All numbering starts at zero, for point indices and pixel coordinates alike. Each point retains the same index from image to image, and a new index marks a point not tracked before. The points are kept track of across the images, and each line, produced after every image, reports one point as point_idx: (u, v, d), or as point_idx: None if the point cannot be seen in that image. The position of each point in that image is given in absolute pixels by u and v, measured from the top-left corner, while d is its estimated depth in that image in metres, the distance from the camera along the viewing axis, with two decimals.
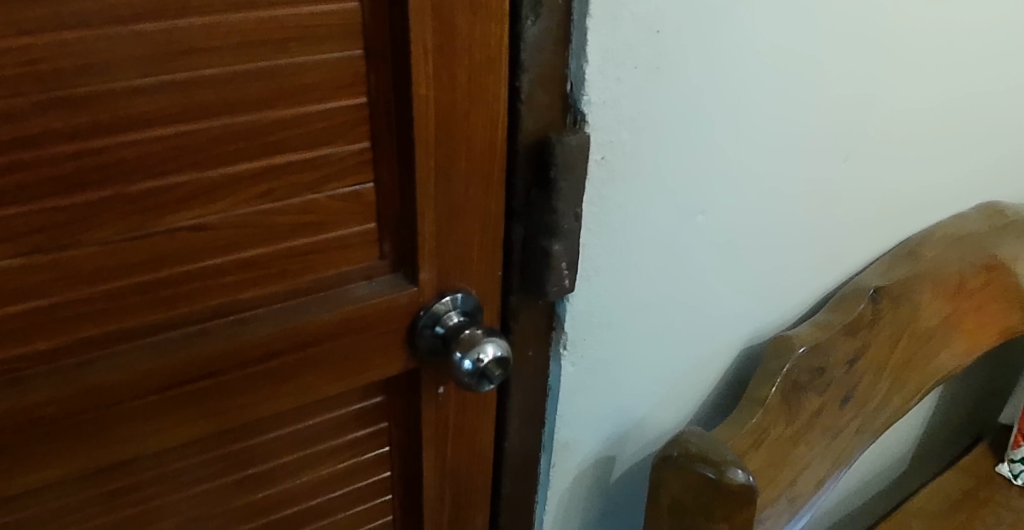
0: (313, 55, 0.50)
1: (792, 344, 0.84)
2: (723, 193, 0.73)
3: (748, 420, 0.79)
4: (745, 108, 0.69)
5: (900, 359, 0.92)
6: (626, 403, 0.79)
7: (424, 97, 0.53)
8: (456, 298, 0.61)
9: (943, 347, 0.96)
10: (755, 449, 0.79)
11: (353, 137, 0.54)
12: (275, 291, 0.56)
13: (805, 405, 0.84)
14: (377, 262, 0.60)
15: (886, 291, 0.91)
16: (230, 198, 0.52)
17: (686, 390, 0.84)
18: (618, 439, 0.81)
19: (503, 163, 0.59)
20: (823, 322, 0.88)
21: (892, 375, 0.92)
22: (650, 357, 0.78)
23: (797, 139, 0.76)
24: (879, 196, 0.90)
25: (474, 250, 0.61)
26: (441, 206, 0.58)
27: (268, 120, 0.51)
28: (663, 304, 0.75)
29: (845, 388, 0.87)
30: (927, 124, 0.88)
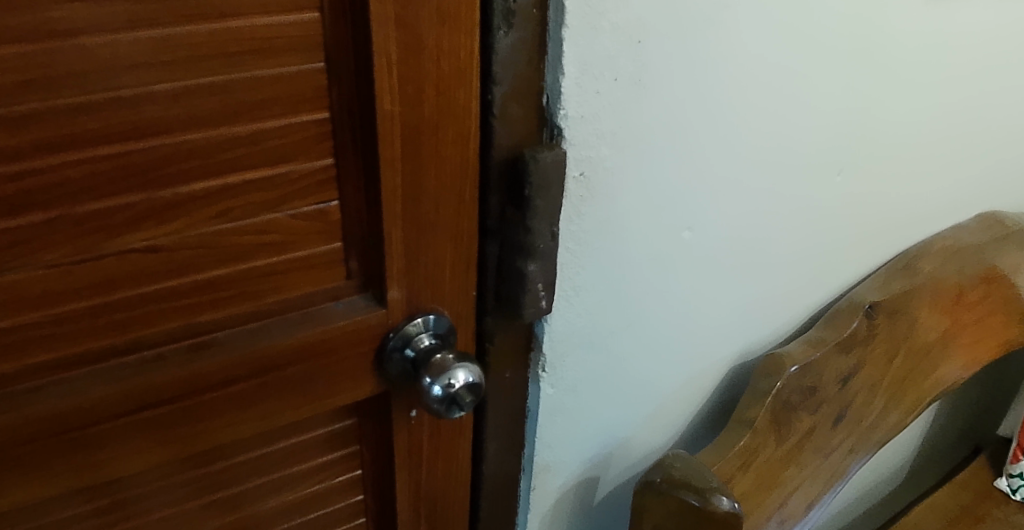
0: (270, 69, 0.47)
1: (783, 363, 0.82)
2: (711, 209, 0.70)
3: (737, 442, 0.77)
4: (733, 121, 0.66)
5: (897, 375, 0.89)
6: (610, 424, 0.77)
7: (388, 112, 0.50)
8: (428, 320, 0.59)
9: (942, 362, 0.93)
10: (743, 471, 0.77)
11: (316, 154, 0.51)
12: (236, 313, 0.54)
13: (795, 426, 0.81)
14: (344, 283, 0.57)
15: (882, 306, 0.88)
16: (185, 219, 0.49)
17: (673, 411, 0.82)
18: (601, 460, 0.78)
19: (476, 179, 0.56)
20: (816, 338, 0.85)
21: (889, 392, 0.89)
22: (634, 377, 0.75)
23: (788, 151, 0.73)
24: (874, 207, 0.87)
25: (445, 270, 0.58)
26: (409, 225, 0.55)
27: (225, 137, 0.48)
28: (647, 323, 0.72)
29: (838, 406, 0.85)
30: (923, 134, 0.86)
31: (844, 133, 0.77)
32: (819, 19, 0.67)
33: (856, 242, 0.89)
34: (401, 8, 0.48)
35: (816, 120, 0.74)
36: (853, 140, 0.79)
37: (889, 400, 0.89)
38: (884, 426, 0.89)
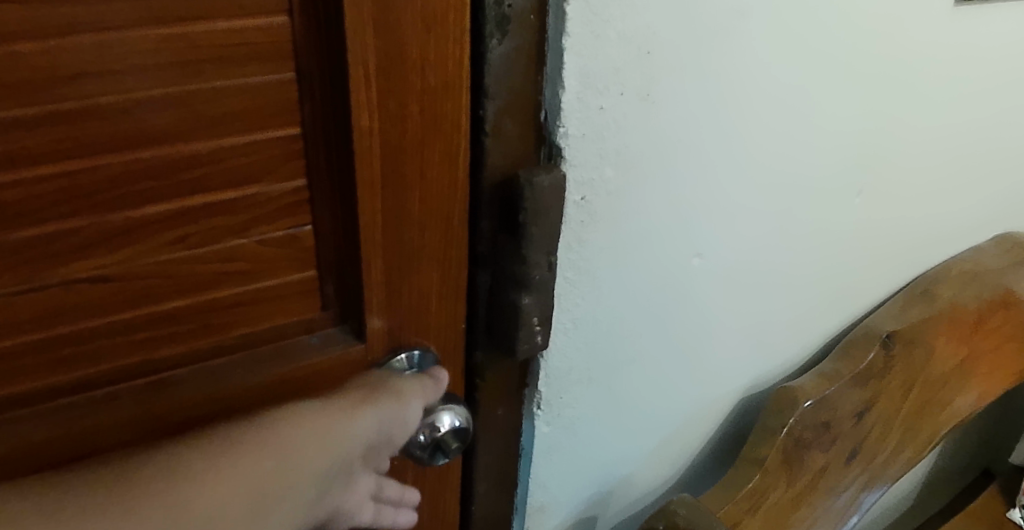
0: (232, 80, 0.42)
1: (795, 398, 0.77)
2: (722, 233, 0.65)
3: (747, 482, 0.73)
4: (745, 139, 0.61)
5: (914, 406, 0.84)
6: (611, 462, 0.71)
7: (366, 130, 0.45)
8: (412, 356, 0.54)
9: (959, 392, 0.87)
10: (752, 515, 0.73)
11: (286, 174, 0.46)
12: (198, 348, 0.48)
13: (808, 465, 0.76)
14: (319, 315, 0.52)
15: (901, 335, 0.83)
16: (138, 246, 0.44)
17: (678, 444, 0.77)
18: (600, 499, 0.73)
19: (465, 203, 0.51)
20: (828, 370, 0.81)
21: (905, 426, 0.83)
22: (637, 413, 0.70)
23: (803, 172, 0.68)
24: (893, 230, 0.82)
25: (431, 301, 0.53)
26: (391, 253, 0.50)
27: (183, 154, 0.43)
28: (651, 356, 0.67)
29: (851, 442, 0.79)
30: (945, 152, 0.80)
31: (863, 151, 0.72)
32: (838, 29, 0.62)
33: (872, 266, 0.83)
34: (380, 13, 0.43)
35: (833, 137, 0.68)
36: (870, 159, 0.73)
37: (903, 434, 0.84)
38: (899, 462, 0.83)
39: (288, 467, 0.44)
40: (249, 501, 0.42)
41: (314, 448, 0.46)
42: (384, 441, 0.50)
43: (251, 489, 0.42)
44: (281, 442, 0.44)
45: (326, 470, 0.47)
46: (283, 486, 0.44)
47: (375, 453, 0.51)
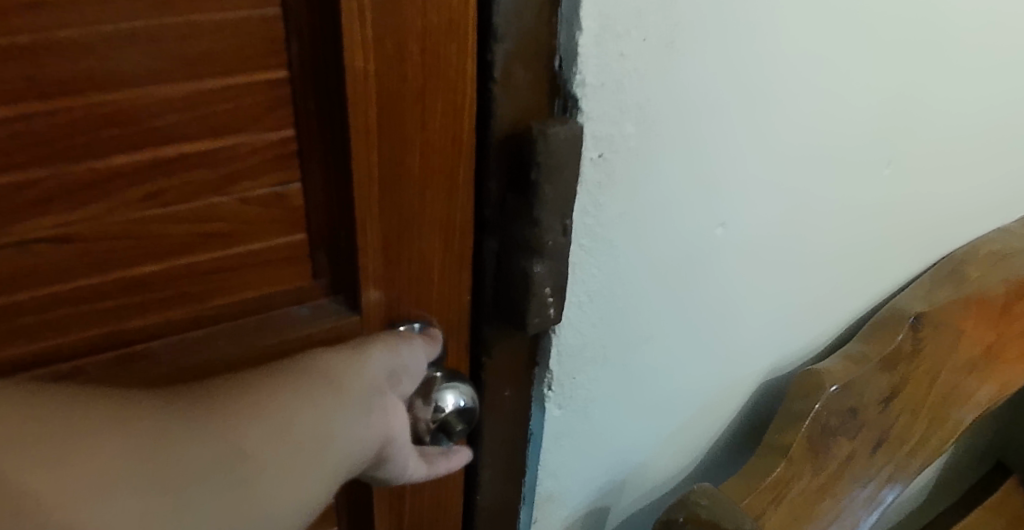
0: (210, 14, 0.37)
1: (821, 382, 0.73)
2: (747, 201, 0.60)
3: (772, 470, 0.70)
4: (775, 98, 0.56)
5: (939, 393, 0.77)
6: (626, 448, 0.67)
7: (360, 73, 0.40)
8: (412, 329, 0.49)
9: (985, 379, 0.80)
10: (778, 504, 0.68)
11: (271, 124, 0.41)
12: (174, 319, 0.44)
13: (833, 453, 0.71)
14: (310, 284, 0.47)
15: (928, 317, 0.78)
16: (104, 202, 0.39)
17: (696, 429, 0.72)
18: (614, 488, 0.69)
19: (472, 159, 0.46)
20: (856, 354, 0.77)
21: (931, 416, 0.76)
22: (655, 394, 0.66)
23: (832, 137, 0.63)
24: (925, 205, 0.77)
25: (433, 269, 0.48)
26: (388, 215, 0.45)
27: (154, 98, 0.38)
28: (669, 334, 0.62)
29: (876, 432, 0.74)
30: (982, 123, 0.75)
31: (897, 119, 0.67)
32: None
33: (900, 243, 0.78)
34: None
35: (866, 101, 0.63)
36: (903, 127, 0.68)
37: (932, 418, 0.76)
38: (926, 452, 0.77)
39: (340, 377, 0.42)
40: (309, 416, 0.40)
41: (357, 366, 0.43)
42: (411, 375, 0.47)
43: (310, 394, 0.41)
44: (326, 366, 0.42)
45: (377, 386, 0.44)
46: (338, 409, 0.42)
47: (405, 385, 0.47)
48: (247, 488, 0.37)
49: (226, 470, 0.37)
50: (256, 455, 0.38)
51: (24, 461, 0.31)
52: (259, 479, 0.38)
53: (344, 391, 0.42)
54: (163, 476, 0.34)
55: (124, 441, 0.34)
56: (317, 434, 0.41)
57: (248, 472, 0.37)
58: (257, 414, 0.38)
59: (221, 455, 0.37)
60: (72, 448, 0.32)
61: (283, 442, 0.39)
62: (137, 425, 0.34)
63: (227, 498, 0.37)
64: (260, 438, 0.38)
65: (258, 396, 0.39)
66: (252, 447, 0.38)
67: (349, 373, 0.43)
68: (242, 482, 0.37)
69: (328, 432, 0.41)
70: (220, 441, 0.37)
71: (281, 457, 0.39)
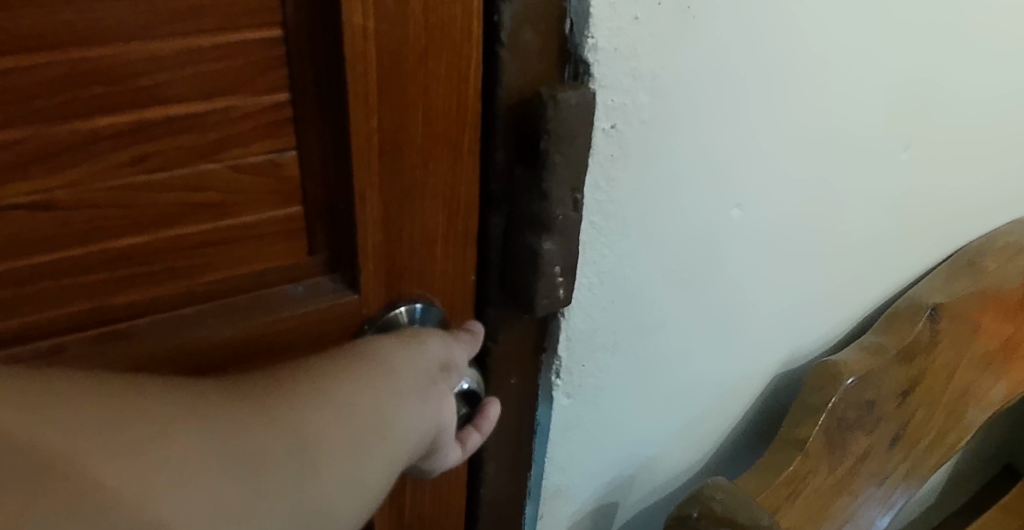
0: None
1: (838, 372, 0.71)
2: (763, 181, 0.58)
3: (788, 465, 0.67)
4: (792, 72, 0.53)
5: (955, 391, 0.75)
6: (634, 438, 0.65)
7: (359, 31, 0.38)
8: (413, 309, 0.47)
9: (997, 378, 0.77)
10: (791, 500, 0.66)
11: (264, 87, 0.39)
12: (161, 296, 0.42)
13: (850, 449, 0.69)
14: (306, 261, 0.44)
15: (946, 309, 0.75)
16: (86, 166, 0.37)
17: (706, 422, 0.71)
18: (624, 478, 0.67)
19: (478, 128, 0.44)
20: (872, 345, 0.74)
21: (948, 410, 0.75)
22: (666, 383, 0.63)
23: (850, 116, 0.60)
24: (945, 193, 0.74)
25: (437, 246, 0.46)
26: (389, 185, 0.43)
27: (138, 55, 0.36)
28: (682, 320, 0.60)
29: (895, 426, 0.71)
30: (1004, 107, 0.72)
31: (918, 100, 0.64)
32: None
33: (917, 231, 0.76)
34: None
35: (886, 78, 0.60)
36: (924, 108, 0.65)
37: (948, 415, 0.74)
38: (941, 448, 0.74)
39: (395, 366, 0.42)
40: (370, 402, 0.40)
41: (410, 354, 0.43)
42: (462, 369, 0.46)
43: (371, 381, 0.40)
44: (382, 355, 0.42)
45: (431, 375, 0.44)
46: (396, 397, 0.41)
47: (459, 375, 0.46)
48: (320, 474, 0.36)
49: (307, 457, 0.35)
50: (326, 439, 0.37)
51: (107, 442, 0.29)
52: (335, 466, 0.37)
53: (400, 377, 0.42)
54: (246, 459, 0.33)
55: (206, 423, 0.32)
56: (378, 421, 0.40)
57: (321, 457, 0.36)
58: (324, 399, 0.38)
59: (298, 441, 0.35)
60: (154, 427, 0.30)
61: (350, 428, 0.38)
62: (212, 409, 0.33)
63: (307, 484, 0.35)
64: (330, 423, 0.37)
65: (320, 383, 0.38)
66: (321, 431, 0.37)
67: (402, 361, 0.42)
68: (321, 469, 0.36)
69: (387, 419, 0.40)
70: (292, 423, 0.35)
71: (350, 443, 0.38)
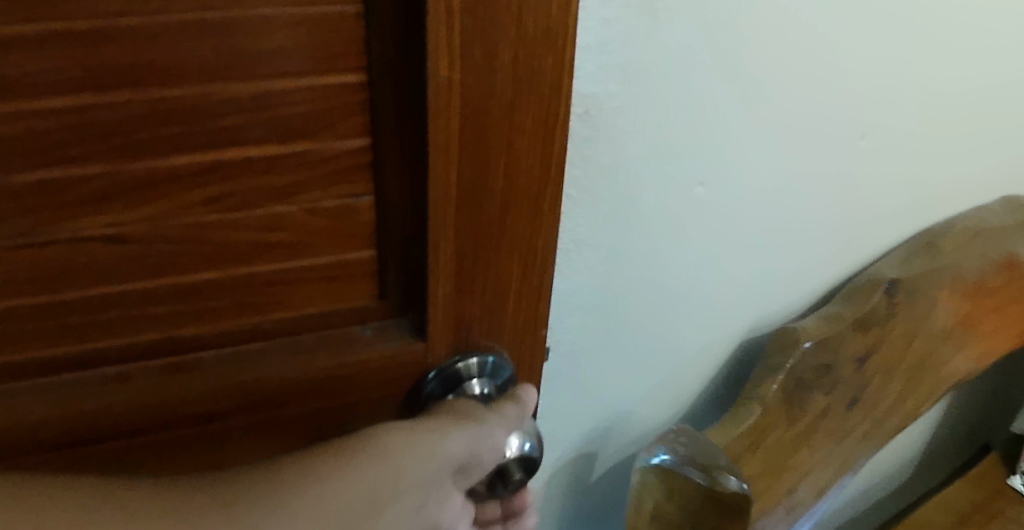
0: (282, 7, 0.34)
1: (797, 338, 0.70)
2: (727, 164, 0.60)
3: (748, 419, 0.68)
4: (748, 77, 0.55)
5: (911, 363, 0.74)
6: (610, 400, 0.70)
7: (444, 84, 0.36)
8: (484, 361, 0.45)
9: (950, 350, 0.76)
10: (750, 451, 0.68)
11: (344, 131, 0.37)
12: (226, 329, 0.42)
13: (809, 407, 0.70)
14: (374, 303, 0.43)
15: (903, 284, 0.73)
16: (162, 202, 0.37)
17: (675, 386, 0.73)
18: (599, 431, 0.72)
19: (560, 183, 0.41)
20: (832, 314, 0.72)
21: (905, 377, 0.75)
22: (632, 346, 0.67)
23: (806, 101, 0.59)
24: (937, 180, 0.73)
25: (508, 298, 0.44)
26: (466, 238, 0.41)
27: (220, 97, 0.35)
28: (648, 289, 0.64)
29: (852, 390, 0.72)
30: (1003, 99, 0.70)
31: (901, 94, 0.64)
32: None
33: (902, 223, 0.74)
34: None
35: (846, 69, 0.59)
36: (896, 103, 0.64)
37: (903, 385, 0.75)
38: (900, 412, 0.75)
39: (399, 460, 0.41)
40: (362, 504, 0.39)
41: (421, 453, 0.42)
42: (479, 464, 0.45)
43: (366, 477, 0.39)
44: (388, 449, 0.41)
45: (438, 468, 0.43)
46: (388, 496, 0.40)
47: (471, 468, 0.45)
48: None
49: None
50: None
51: None
52: None
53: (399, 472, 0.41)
54: None
55: None
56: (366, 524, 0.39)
57: None
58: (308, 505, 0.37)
59: None
60: None
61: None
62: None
63: None
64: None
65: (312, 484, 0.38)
66: None
67: (410, 458, 0.41)
68: None
69: (375, 519, 0.40)
70: None
71: None
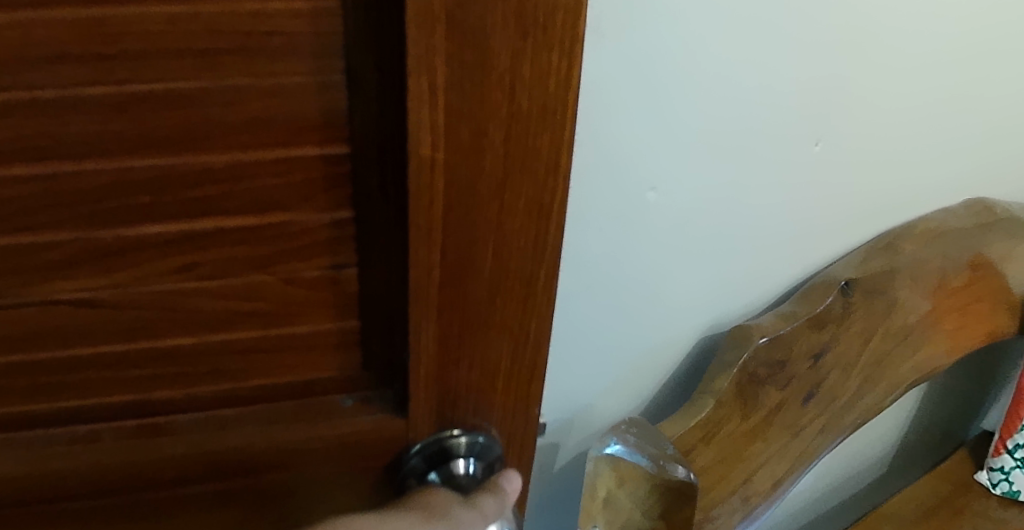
0: (260, 78, 0.32)
1: (751, 334, 0.64)
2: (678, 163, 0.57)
3: (700, 414, 0.62)
4: (689, 69, 0.53)
5: (875, 354, 0.68)
6: (565, 392, 0.68)
7: (427, 162, 0.32)
8: (473, 441, 0.41)
9: (919, 346, 0.69)
10: (704, 446, 0.63)
11: (326, 203, 0.35)
12: (200, 393, 0.40)
13: (761, 402, 0.64)
14: (357, 372, 0.41)
15: (859, 284, 0.66)
16: (133, 268, 0.35)
17: (642, 384, 0.69)
18: (556, 427, 0.70)
19: (556, 264, 0.37)
20: (785, 311, 0.66)
21: (867, 374, 0.68)
22: (586, 344, 0.65)
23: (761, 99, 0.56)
24: (918, 183, 0.67)
25: (497, 379, 0.40)
26: (449, 317, 0.37)
27: (193, 167, 0.33)
28: (599, 286, 0.62)
29: (809, 385, 0.66)
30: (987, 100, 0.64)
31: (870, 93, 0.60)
32: None
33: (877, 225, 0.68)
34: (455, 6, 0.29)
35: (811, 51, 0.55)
36: (867, 92, 0.59)
37: (865, 380, 0.68)
38: (861, 408, 0.68)
39: None
40: None
41: None
42: None
43: None
44: None
45: None
46: None
47: None
48: None
49: None
50: None
51: None
52: None
53: None
54: None
55: None
56: None
57: None
58: None
59: None
60: None
61: None
62: None
63: None
64: None
65: None
66: None
67: None
68: None
69: None
70: None
71: None
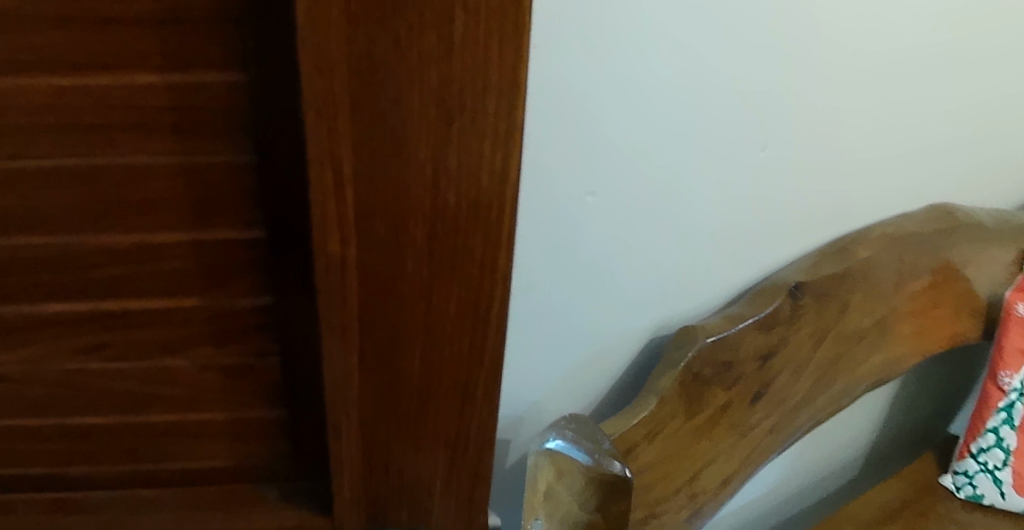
0: (163, 155, 0.28)
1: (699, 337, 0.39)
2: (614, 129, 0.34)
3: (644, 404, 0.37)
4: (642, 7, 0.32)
5: (830, 351, 0.42)
6: None
7: (338, 261, 0.27)
8: None
9: (874, 343, 0.44)
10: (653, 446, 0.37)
11: (243, 288, 0.32)
12: (116, 472, 0.36)
13: (712, 415, 0.39)
14: (285, 457, 0.37)
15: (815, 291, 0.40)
16: (38, 348, 0.32)
17: (554, 410, 0.43)
18: None
19: (498, 373, 0.31)
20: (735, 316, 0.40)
21: (814, 376, 0.42)
22: None
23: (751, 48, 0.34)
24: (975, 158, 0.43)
25: (434, 490, 0.34)
26: (372, 422, 0.32)
27: (94, 247, 0.30)
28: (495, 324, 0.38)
29: (760, 391, 0.40)
30: None
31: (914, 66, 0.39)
32: None
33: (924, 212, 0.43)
34: (362, 89, 0.24)
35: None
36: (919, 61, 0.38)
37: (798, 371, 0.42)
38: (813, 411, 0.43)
39: None
40: None
41: None
42: None
43: None
44: None
45: None
46: None
47: None
48: None
49: None
50: None
51: None
52: None
53: None
54: None
55: None
56: None
57: None
58: None
59: None
60: None
61: None
62: None
63: None
64: None
65: None
66: None
67: None
68: None
69: None
70: None
71: None
